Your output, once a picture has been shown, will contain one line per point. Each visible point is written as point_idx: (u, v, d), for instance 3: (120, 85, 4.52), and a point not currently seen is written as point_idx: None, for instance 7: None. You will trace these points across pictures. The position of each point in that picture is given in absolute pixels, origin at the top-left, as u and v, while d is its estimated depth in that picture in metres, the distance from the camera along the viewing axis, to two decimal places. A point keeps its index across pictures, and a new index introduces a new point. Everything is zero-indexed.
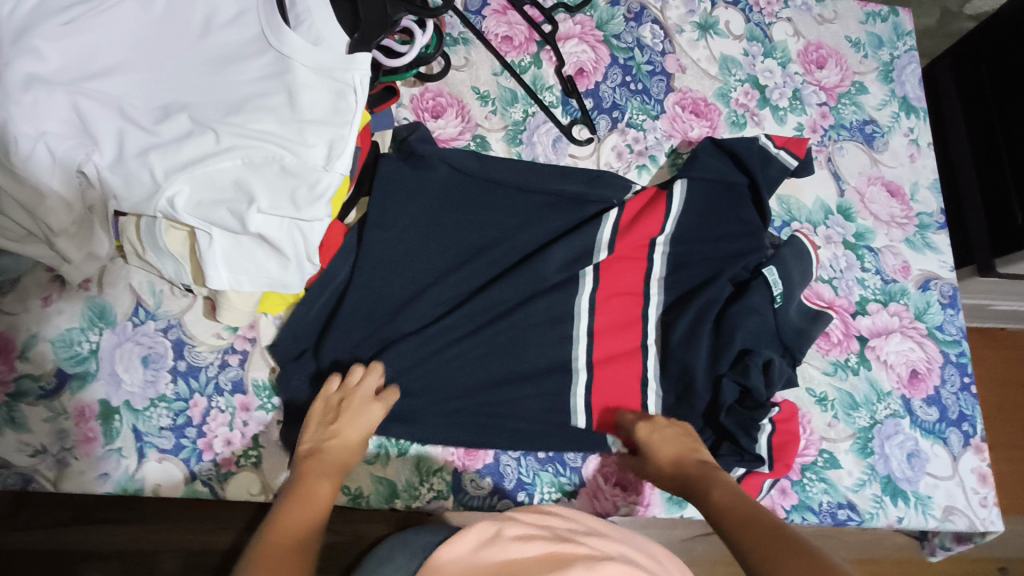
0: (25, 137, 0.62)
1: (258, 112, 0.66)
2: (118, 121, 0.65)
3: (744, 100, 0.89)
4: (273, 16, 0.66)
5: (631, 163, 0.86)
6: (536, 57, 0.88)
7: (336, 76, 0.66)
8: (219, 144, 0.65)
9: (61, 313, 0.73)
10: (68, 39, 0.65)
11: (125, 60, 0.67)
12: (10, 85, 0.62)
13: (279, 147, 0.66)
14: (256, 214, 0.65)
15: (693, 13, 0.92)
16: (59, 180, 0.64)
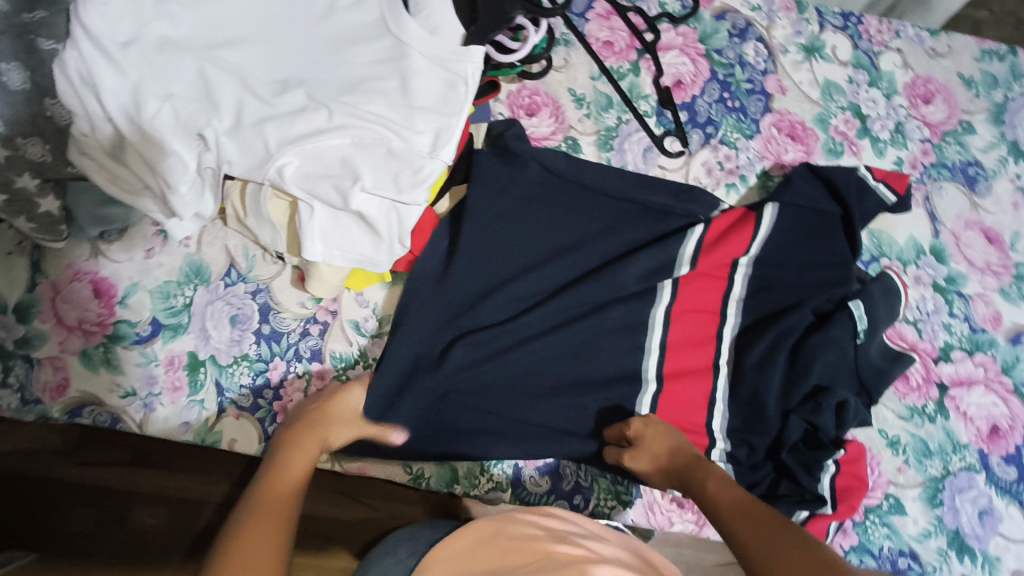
0: (155, 98, 0.67)
1: (370, 94, 0.69)
2: (239, 91, 0.69)
3: (843, 128, 0.87)
4: (396, 3, 0.70)
5: (720, 180, 0.84)
6: (635, 64, 0.88)
7: (450, 67, 0.70)
8: (331, 121, 0.69)
9: (162, 266, 0.78)
10: (200, 6, 0.69)
11: (250, 32, 0.70)
12: (147, 46, 0.67)
13: (387, 131, 0.69)
14: (359, 193, 0.68)
15: (800, 35, 0.90)
16: (180, 142, 0.68)
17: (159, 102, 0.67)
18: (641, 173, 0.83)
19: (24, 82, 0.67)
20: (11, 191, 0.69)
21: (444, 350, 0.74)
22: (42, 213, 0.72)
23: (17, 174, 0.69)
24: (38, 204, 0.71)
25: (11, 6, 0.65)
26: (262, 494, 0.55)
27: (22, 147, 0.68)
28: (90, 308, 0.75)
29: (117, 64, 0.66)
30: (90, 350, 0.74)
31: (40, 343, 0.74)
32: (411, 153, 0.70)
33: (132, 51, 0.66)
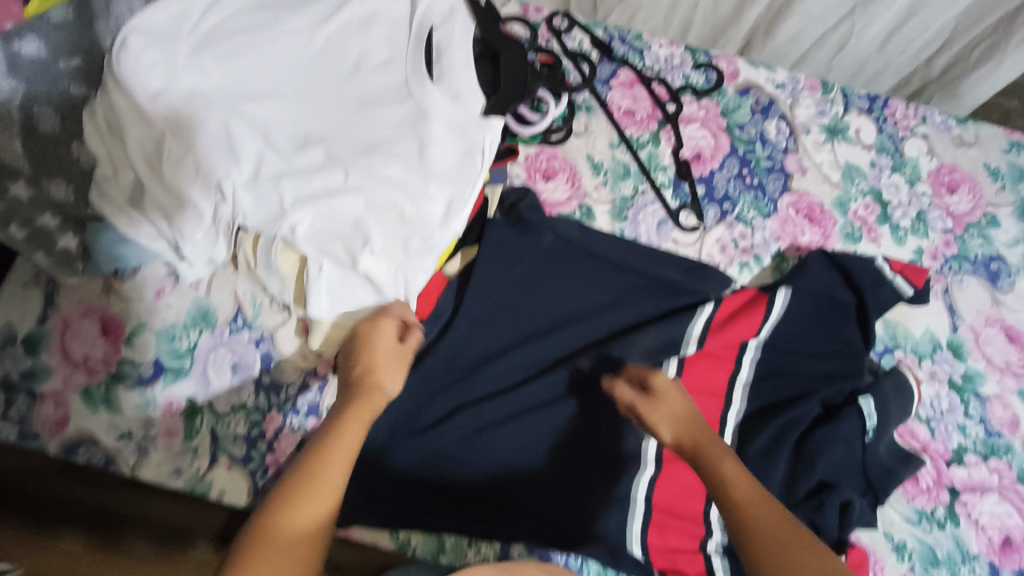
0: (179, 146, 0.67)
1: (388, 158, 0.70)
2: (260, 145, 0.69)
3: (863, 213, 0.86)
4: (421, 70, 0.72)
5: (733, 259, 0.83)
6: (654, 135, 0.88)
7: (468, 132, 0.73)
8: (347, 181, 0.69)
9: (170, 308, 0.78)
10: (230, 60, 0.70)
11: (277, 87, 0.71)
12: (175, 94, 0.67)
13: (404, 194, 0.70)
14: (368, 256, 0.69)
15: (824, 115, 0.90)
16: (199, 188, 0.68)
17: (182, 151, 0.67)
18: (653, 247, 0.82)
19: (55, 125, 0.67)
20: (32, 227, 0.70)
21: (444, 416, 0.73)
22: (60, 249, 0.73)
23: (38, 212, 0.69)
24: (57, 240, 0.72)
25: (51, 53, 0.66)
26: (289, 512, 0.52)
27: (47, 187, 0.69)
28: (96, 346, 0.76)
29: (143, 113, 0.67)
30: (92, 388, 0.75)
31: (45, 377, 0.75)
32: (425, 216, 0.71)
33: (161, 100, 0.67)
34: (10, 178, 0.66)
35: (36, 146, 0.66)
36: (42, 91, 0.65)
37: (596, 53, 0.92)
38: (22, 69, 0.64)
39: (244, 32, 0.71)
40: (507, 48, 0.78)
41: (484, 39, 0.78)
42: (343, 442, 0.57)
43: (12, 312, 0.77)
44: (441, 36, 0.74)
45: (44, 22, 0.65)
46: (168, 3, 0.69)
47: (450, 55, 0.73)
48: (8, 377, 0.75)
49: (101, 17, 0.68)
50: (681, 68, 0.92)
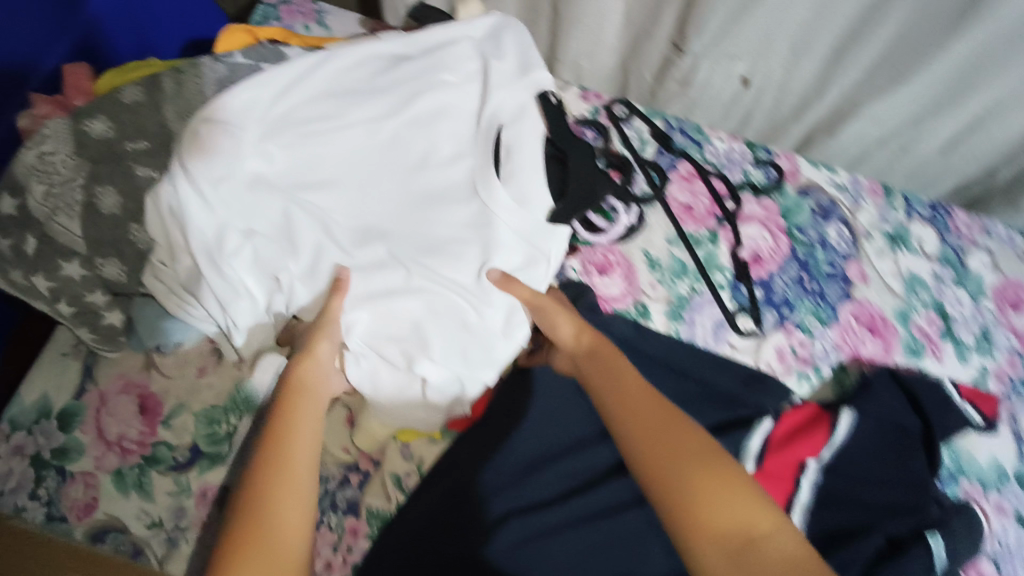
0: (237, 235, 0.66)
1: (449, 259, 0.69)
2: (320, 236, 0.68)
3: (926, 327, 0.83)
4: (488, 168, 0.71)
5: (792, 368, 0.80)
6: (712, 232, 0.87)
7: (532, 240, 0.72)
8: (407, 281, 0.69)
9: (211, 388, 0.76)
10: (297, 152, 0.69)
11: (341, 176, 0.70)
12: (237, 182, 0.65)
13: (465, 300, 0.69)
14: (425, 360, 0.69)
15: (885, 222, 0.88)
16: (255, 278, 0.68)
17: (239, 242, 0.66)
18: (712, 352, 0.79)
19: (115, 206, 0.68)
20: (80, 303, 0.71)
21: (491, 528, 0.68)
22: (105, 325, 0.73)
23: (88, 289, 0.71)
24: (102, 317, 0.72)
25: (117, 134, 0.68)
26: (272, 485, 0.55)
27: (101, 266, 0.70)
28: (132, 425, 0.74)
29: (207, 205, 0.64)
30: (125, 470, 0.72)
31: (76, 456, 0.72)
32: (485, 326, 0.70)
33: (224, 188, 0.64)
34: (63, 257, 0.70)
35: (92, 227, 0.68)
36: (106, 171, 0.68)
37: (655, 144, 0.91)
38: (88, 152, 0.68)
39: (314, 120, 0.70)
40: (579, 153, 0.77)
41: (556, 142, 0.77)
42: (303, 418, 0.60)
43: (49, 383, 0.75)
44: (513, 135, 0.73)
45: (115, 104, 0.69)
46: (245, 88, 0.67)
47: (521, 151, 0.73)
48: (38, 454, 0.72)
49: (170, 102, 0.70)
50: (741, 163, 0.91)
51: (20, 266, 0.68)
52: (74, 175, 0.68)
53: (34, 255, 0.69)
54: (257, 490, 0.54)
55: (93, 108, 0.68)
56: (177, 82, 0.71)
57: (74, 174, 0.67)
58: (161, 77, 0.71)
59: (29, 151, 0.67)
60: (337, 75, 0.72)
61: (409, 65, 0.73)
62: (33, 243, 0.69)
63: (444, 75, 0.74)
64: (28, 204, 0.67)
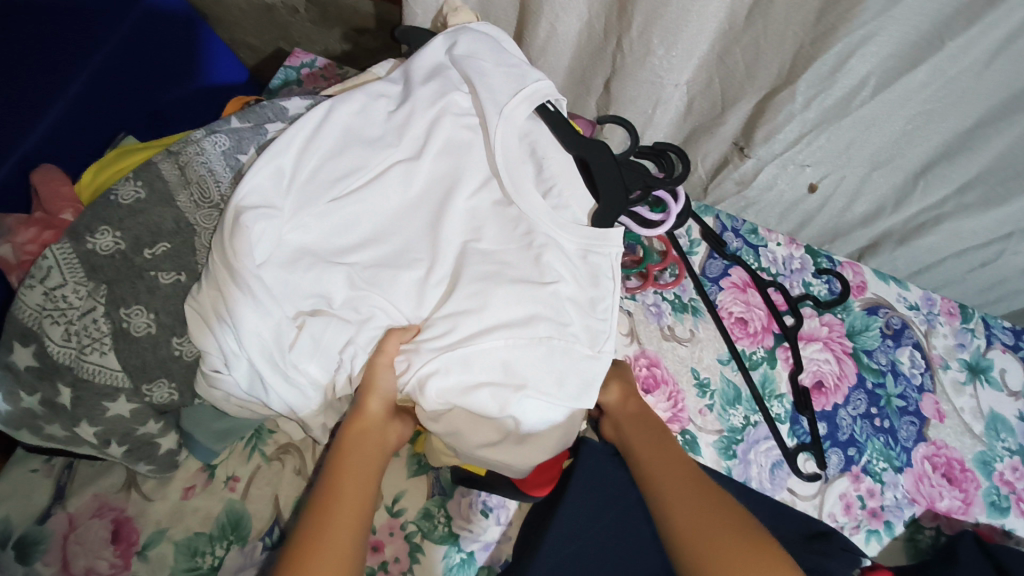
0: (287, 322, 0.58)
1: (504, 295, 0.60)
2: (377, 296, 0.60)
3: (1010, 476, 0.74)
4: (513, 171, 0.62)
5: (861, 522, 0.70)
6: (770, 352, 0.77)
7: (593, 257, 0.64)
8: (480, 324, 0.59)
9: (196, 511, 0.66)
10: (340, 216, 0.60)
11: (389, 230, 0.62)
12: (283, 262, 0.58)
13: (550, 326, 0.60)
14: (524, 400, 0.59)
15: (963, 348, 0.78)
16: (318, 365, 0.60)
17: (296, 333, 0.58)
18: (768, 498, 0.69)
19: (149, 326, 0.58)
20: (132, 440, 0.62)
21: None
22: (163, 453, 0.65)
23: (140, 422, 0.62)
24: (158, 445, 0.64)
25: (131, 243, 0.56)
26: (321, 515, 0.51)
27: (148, 392, 0.61)
28: (101, 557, 0.63)
29: (262, 305, 0.55)
30: None
31: None
32: (573, 351, 0.61)
33: (267, 274, 0.57)
34: (108, 398, 0.58)
35: (132, 355, 0.58)
36: (126, 288, 0.57)
37: (706, 245, 0.80)
38: (100, 272, 0.55)
39: (346, 177, 0.60)
40: (592, 146, 0.64)
41: (574, 150, 0.64)
42: (359, 450, 0.56)
43: (11, 504, 0.63)
44: (535, 146, 0.64)
45: (113, 208, 0.55)
46: (263, 160, 0.57)
47: (550, 162, 0.64)
48: None
49: (180, 189, 0.58)
50: (801, 273, 0.81)
51: (55, 419, 0.58)
52: (92, 302, 0.56)
53: (72, 407, 0.57)
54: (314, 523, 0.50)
55: (92, 218, 0.55)
56: (177, 166, 0.58)
57: (91, 303, 0.56)
58: (156, 163, 0.57)
59: (32, 288, 0.54)
60: (337, 144, 0.60)
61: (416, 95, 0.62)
62: (68, 394, 0.57)
63: (452, 104, 0.64)
64: (47, 350, 0.56)
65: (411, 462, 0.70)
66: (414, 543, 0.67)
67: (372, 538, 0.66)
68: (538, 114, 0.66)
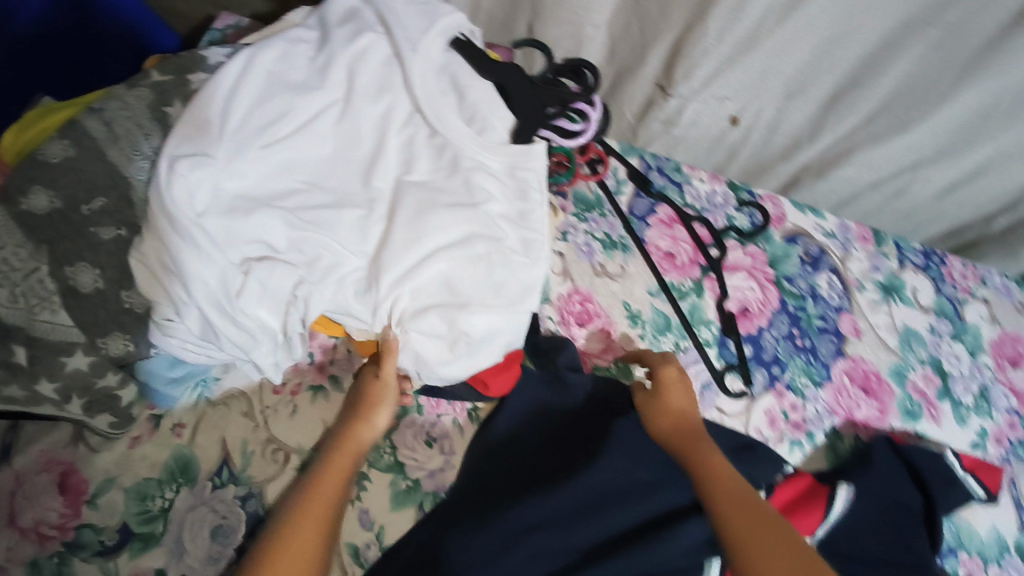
0: (232, 268, 0.59)
1: (439, 212, 0.62)
2: (324, 240, 0.61)
3: (922, 385, 0.79)
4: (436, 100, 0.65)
5: (784, 434, 0.75)
6: (697, 283, 0.80)
7: (520, 172, 0.66)
8: (421, 252, 0.61)
9: (144, 459, 0.67)
10: (271, 162, 0.62)
11: (320, 179, 0.63)
12: (224, 211, 0.59)
13: (486, 242, 0.62)
14: (469, 317, 0.61)
15: (878, 271, 0.83)
16: (267, 309, 0.60)
17: (243, 279, 0.59)
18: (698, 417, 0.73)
19: (96, 283, 0.58)
20: (93, 393, 0.62)
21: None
22: (124, 407, 0.65)
23: (100, 375, 0.61)
24: (118, 397, 0.64)
25: (67, 201, 0.57)
26: (296, 507, 0.58)
27: (105, 346, 0.60)
28: (51, 508, 0.64)
29: (204, 252, 0.58)
30: (41, 561, 0.62)
31: None
32: (513, 268, 0.63)
33: (208, 221, 0.58)
34: (65, 353, 0.59)
35: (84, 312, 0.58)
36: (68, 246, 0.57)
37: (632, 185, 0.83)
38: (39, 231, 0.56)
39: (275, 121, 0.62)
40: (507, 70, 0.68)
41: (492, 76, 0.68)
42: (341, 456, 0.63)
43: None
44: (456, 78, 0.67)
45: (44, 167, 0.56)
46: (195, 107, 0.60)
47: (472, 88, 0.67)
48: None
49: (109, 144, 0.59)
50: (724, 207, 0.84)
51: (14, 380, 0.58)
52: (36, 263, 0.56)
53: (29, 364, 0.58)
54: (294, 509, 0.58)
55: (25, 177, 0.56)
56: (104, 122, 0.59)
57: (35, 264, 0.56)
58: (81, 121, 0.58)
59: None
60: (262, 90, 0.63)
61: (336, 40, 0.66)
62: (24, 352, 0.57)
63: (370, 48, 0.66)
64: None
65: None
66: (360, 472, 0.69)
67: None
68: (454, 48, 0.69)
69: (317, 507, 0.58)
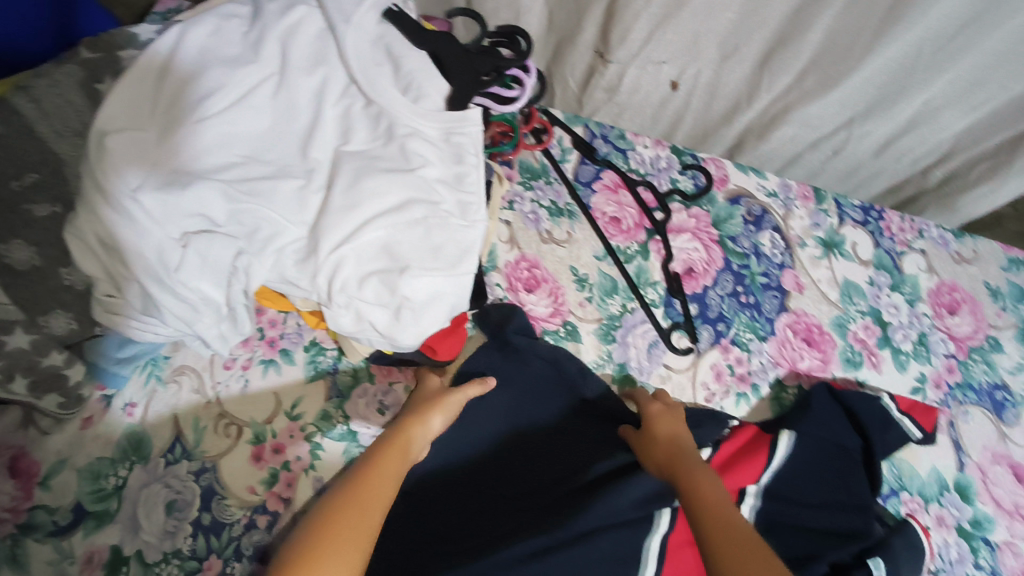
0: (171, 242, 0.58)
1: (377, 179, 0.63)
2: (262, 211, 0.61)
3: (863, 335, 0.81)
4: (370, 70, 0.65)
5: (730, 387, 0.77)
6: (643, 246, 0.82)
7: (456, 137, 0.67)
8: (360, 218, 0.62)
9: (96, 439, 0.67)
10: (205, 134, 0.61)
11: (259, 152, 0.63)
12: (158, 184, 0.58)
13: (423, 206, 0.63)
14: (408, 280, 0.62)
15: (819, 228, 0.85)
16: (210, 281, 0.60)
17: (182, 253, 0.58)
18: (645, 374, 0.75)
19: (31, 260, 0.60)
20: (37, 372, 0.62)
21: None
22: (72, 387, 0.65)
23: (43, 354, 0.62)
24: (65, 376, 0.64)
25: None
26: (345, 496, 0.51)
27: (45, 324, 0.62)
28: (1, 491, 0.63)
29: (140, 227, 0.57)
30: None
31: None
32: (452, 232, 0.65)
33: (144, 197, 0.57)
34: (4, 332, 0.59)
35: (22, 290, 0.59)
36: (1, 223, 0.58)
37: (577, 153, 0.85)
38: None
39: (207, 95, 0.62)
40: (440, 40, 0.68)
41: (426, 46, 0.68)
42: (393, 459, 0.57)
43: None
44: (391, 48, 0.67)
45: None
46: (123, 87, 0.61)
47: (406, 58, 0.67)
48: None
49: (39, 121, 0.61)
50: (668, 171, 0.86)
51: None
52: None
53: None
54: (351, 497, 0.51)
55: None
56: (32, 101, 0.61)
57: None
58: (8, 99, 0.60)
59: None
60: (194, 64, 0.63)
61: (268, 13, 0.66)
62: None
63: (303, 21, 0.66)
64: None
65: (307, 367, 0.73)
66: (314, 442, 0.70)
67: (273, 442, 0.70)
68: (387, 18, 0.69)
69: (375, 496, 0.52)
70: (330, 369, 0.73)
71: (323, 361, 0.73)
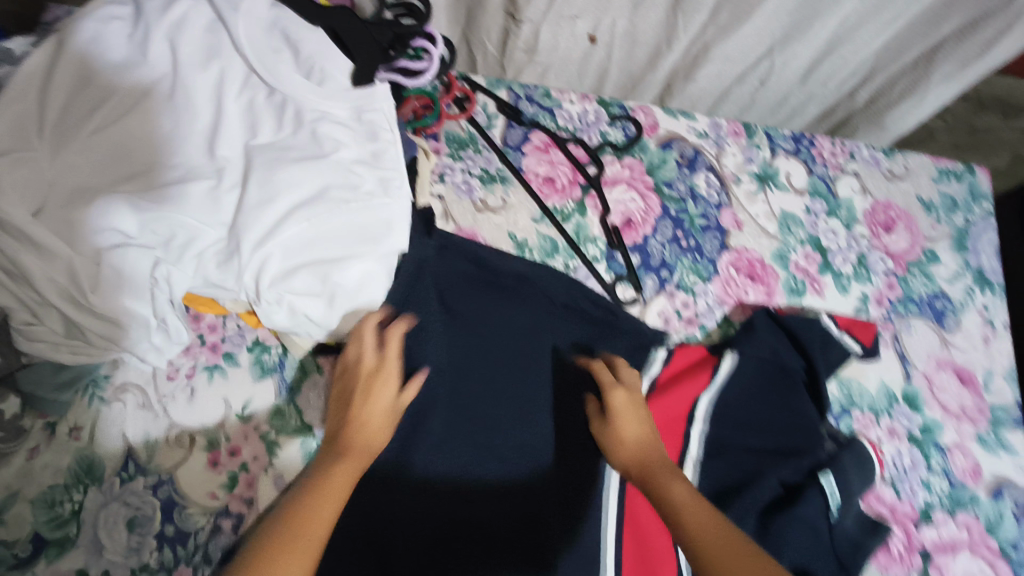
0: (83, 259, 0.57)
1: (293, 169, 0.62)
2: (173, 216, 0.59)
3: (804, 264, 0.82)
4: (269, 56, 0.64)
5: (679, 331, 0.78)
6: (580, 203, 0.82)
7: (367, 115, 0.67)
8: (279, 214, 0.61)
9: (46, 468, 0.65)
10: (103, 145, 0.59)
11: (162, 156, 0.61)
12: (62, 202, 0.57)
13: (342, 190, 0.63)
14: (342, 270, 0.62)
15: (751, 162, 0.86)
16: (130, 295, 0.58)
17: (97, 269, 0.57)
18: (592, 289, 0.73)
19: None
20: None
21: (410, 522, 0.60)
22: (9, 419, 0.64)
23: None
24: None
25: None
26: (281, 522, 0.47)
27: None
28: None
29: (43, 249, 0.56)
30: None
31: None
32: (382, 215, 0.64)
33: (45, 217, 0.57)
34: None
35: None
36: None
37: (503, 117, 0.83)
38: None
39: (100, 104, 0.60)
40: (341, 20, 0.66)
41: (323, 24, 0.66)
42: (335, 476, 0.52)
43: None
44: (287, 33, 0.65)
45: None
46: (4, 106, 0.58)
47: (304, 41, 0.65)
48: None
49: None
50: (597, 125, 0.85)
51: None
52: None
53: None
54: (286, 519, 0.47)
55: None
56: None
57: None
58: None
59: None
60: (79, 73, 0.60)
61: (150, 8, 0.63)
62: None
63: (190, 14, 0.64)
64: None
65: (254, 367, 0.72)
66: (270, 440, 0.70)
67: (227, 445, 0.69)
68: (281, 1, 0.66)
69: (316, 515, 0.48)
70: (276, 366, 0.73)
71: (269, 359, 0.73)
